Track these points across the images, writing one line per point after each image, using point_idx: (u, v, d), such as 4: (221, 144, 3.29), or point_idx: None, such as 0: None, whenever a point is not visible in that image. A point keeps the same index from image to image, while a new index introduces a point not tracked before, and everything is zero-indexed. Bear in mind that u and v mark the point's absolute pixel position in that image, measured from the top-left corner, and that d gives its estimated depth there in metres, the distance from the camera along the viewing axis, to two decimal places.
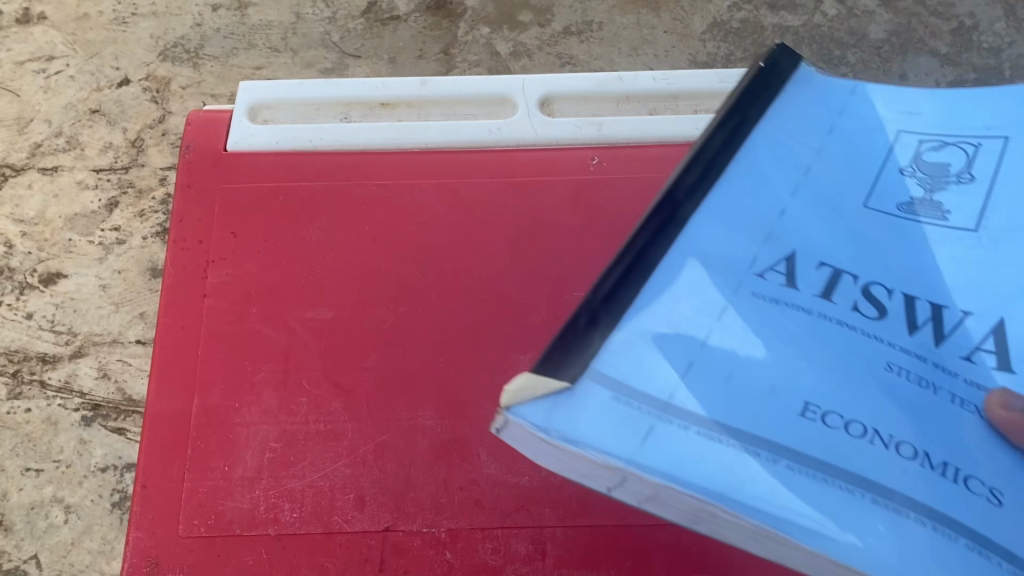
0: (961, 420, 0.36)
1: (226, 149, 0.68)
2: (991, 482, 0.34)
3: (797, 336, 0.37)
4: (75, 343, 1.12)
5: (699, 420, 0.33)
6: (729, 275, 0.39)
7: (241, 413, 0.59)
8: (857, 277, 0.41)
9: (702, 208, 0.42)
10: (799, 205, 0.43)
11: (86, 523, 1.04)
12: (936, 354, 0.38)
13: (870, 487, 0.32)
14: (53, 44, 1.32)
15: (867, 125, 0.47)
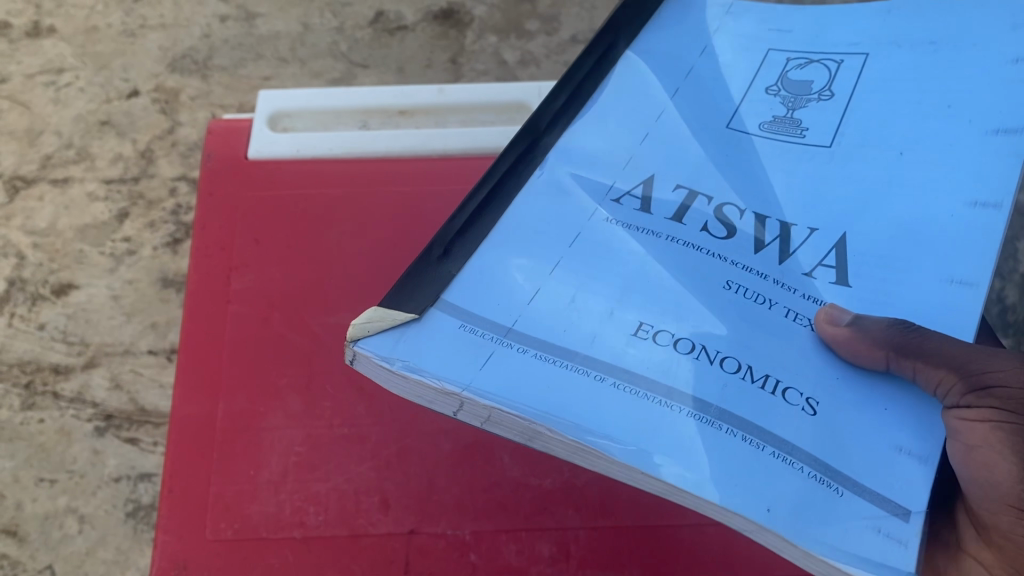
0: (783, 342, 0.42)
1: (248, 156, 0.68)
2: (806, 392, 0.41)
3: (635, 266, 0.45)
4: (87, 353, 1.06)
5: (533, 343, 0.41)
6: (583, 216, 0.47)
7: (265, 417, 0.59)
8: (715, 206, 0.48)
9: (566, 160, 0.50)
10: (665, 152, 0.51)
11: (100, 533, 0.94)
12: (771, 282, 0.45)
13: (665, 391, 0.39)
14: (63, 57, 1.33)
15: (784, 113, 0.52)
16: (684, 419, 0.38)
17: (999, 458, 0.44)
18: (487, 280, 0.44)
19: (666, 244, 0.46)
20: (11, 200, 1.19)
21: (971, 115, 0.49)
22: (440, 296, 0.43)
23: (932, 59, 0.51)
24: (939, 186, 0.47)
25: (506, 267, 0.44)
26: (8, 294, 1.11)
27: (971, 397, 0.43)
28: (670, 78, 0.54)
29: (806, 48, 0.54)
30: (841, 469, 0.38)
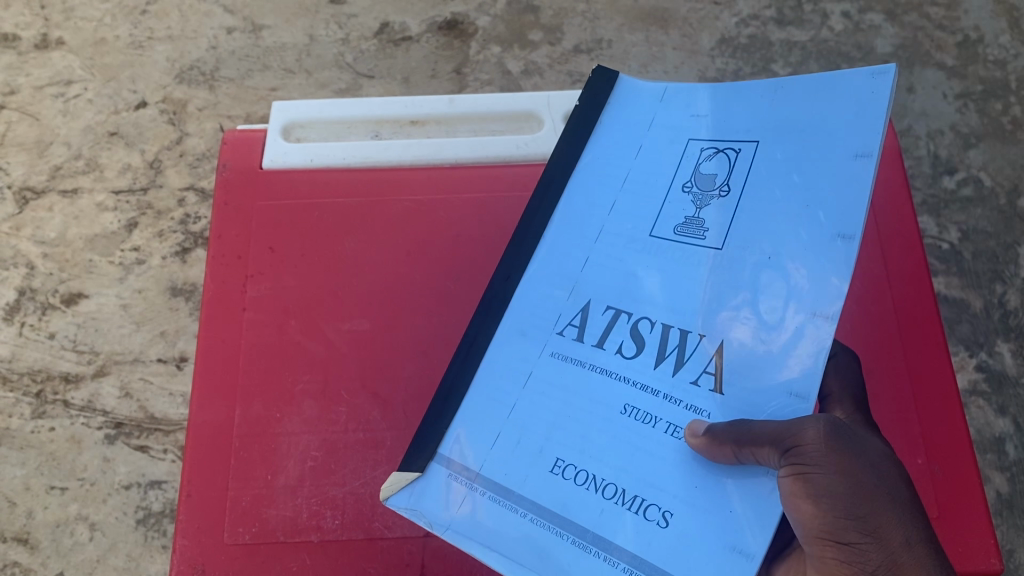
0: (659, 460, 0.43)
1: (263, 166, 0.70)
2: (670, 505, 0.42)
3: (562, 401, 0.47)
4: (97, 362, 1.13)
5: (490, 484, 0.46)
6: (535, 353, 0.50)
7: (282, 423, 0.60)
8: (631, 324, 0.49)
9: (530, 290, 0.53)
10: (599, 274, 0.52)
11: (112, 540, 1.05)
12: (661, 398, 0.45)
13: (567, 526, 0.43)
14: (71, 69, 1.34)
15: (692, 212, 0.51)
16: (567, 547, 0.43)
17: (801, 498, 0.41)
18: (470, 420, 0.49)
19: (590, 373, 0.48)
20: (21, 210, 1.23)
21: (825, 217, 0.45)
22: (439, 445, 0.48)
23: (803, 150, 0.48)
24: (789, 304, 0.44)
25: (482, 414, 0.49)
26: (20, 303, 1.17)
27: (785, 472, 0.41)
28: (605, 192, 0.54)
29: (714, 141, 0.52)
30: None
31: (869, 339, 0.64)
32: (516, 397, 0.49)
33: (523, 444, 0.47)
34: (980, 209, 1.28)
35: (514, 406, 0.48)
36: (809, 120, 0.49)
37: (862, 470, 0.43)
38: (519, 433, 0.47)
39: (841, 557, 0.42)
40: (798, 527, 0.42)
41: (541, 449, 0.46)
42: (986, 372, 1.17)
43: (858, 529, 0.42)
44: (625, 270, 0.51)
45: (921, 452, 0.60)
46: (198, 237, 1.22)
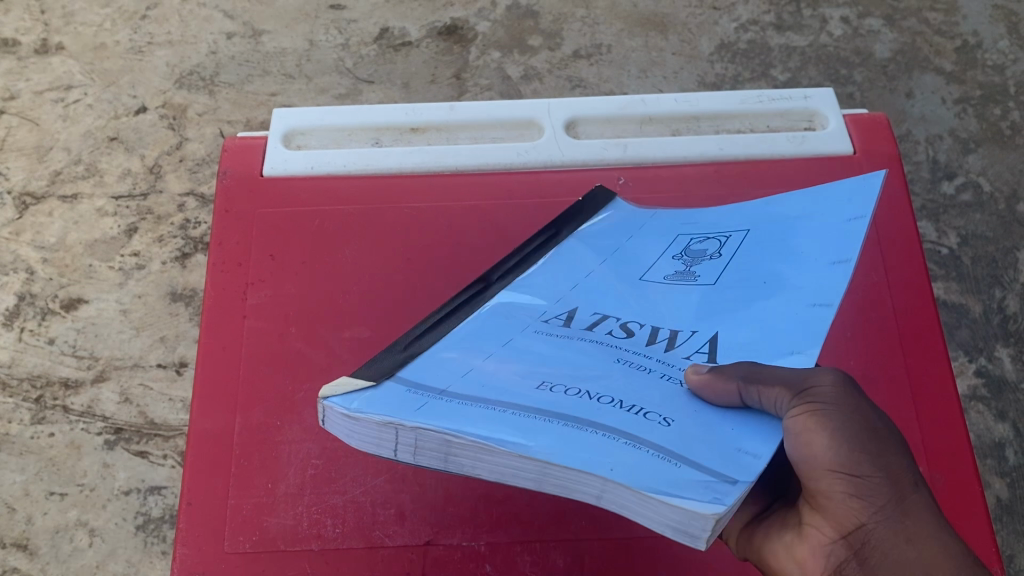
0: (651, 387, 0.43)
1: (263, 174, 0.70)
2: (668, 415, 0.40)
3: (549, 353, 0.47)
4: (97, 367, 1.13)
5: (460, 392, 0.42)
6: (516, 329, 0.50)
7: (283, 431, 0.60)
8: (618, 323, 0.51)
9: (514, 292, 0.55)
10: (587, 296, 0.54)
11: (111, 546, 1.05)
12: (653, 359, 0.46)
13: (561, 415, 0.39)
14: (71, 74, 1.34)
15: (683, 267, 0.55)
16: (557, 427, 0.38)
17: (816, 429, 0.40)
18: (439, 364, 0.46)
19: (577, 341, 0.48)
20: (21, 215, 1.23)
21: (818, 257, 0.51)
22: (398, 371, 0.45)
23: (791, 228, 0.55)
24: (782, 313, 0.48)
25: (454, 359, 0.46)
26: (19, 309, 1.17)
27: (797, 408, 0.40)
28: (600, 253, 0.58)
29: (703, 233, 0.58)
30: (694, 459, 0.36)
31: (870, 347, 0.64)
32: (494, 350, 0.47)
33: (503, 374, 0.44)
34: (978, 214, 1.28)
35: (494, 354, 0.47)
36: (804, 202, 0.56)
37: (872, 411, 0.41)
38: (498, 368, 0.45)
39: (850, 491, 0.40)
40: (805, 463, 0.40)
41: (524, 375, 0.44)
42: (985, 377, 1.17)
43: (870, 462, 0.40)
44: (616, 293, 0.54)
45: (923, 460, 0.60)
46: (198, 242, 1.22)
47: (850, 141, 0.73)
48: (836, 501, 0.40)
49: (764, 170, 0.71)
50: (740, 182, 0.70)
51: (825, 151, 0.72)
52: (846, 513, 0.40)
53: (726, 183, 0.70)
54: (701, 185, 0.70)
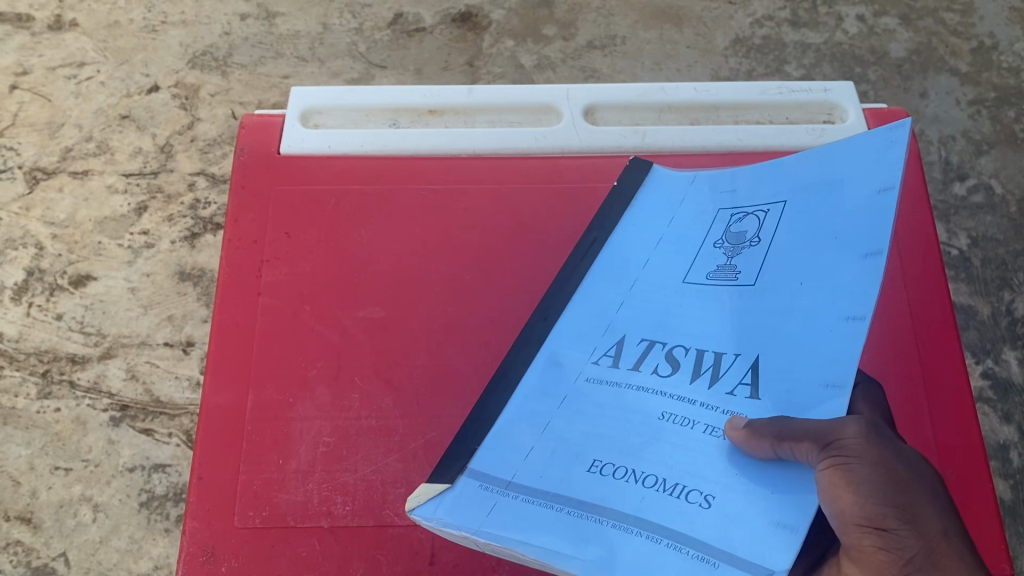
0: (698, 454, 0.46)
1: (280, 152, 0.70)
2: (709, 489, 0.44)
3: (602, 408, 0.51)
4: (104, 344, 1.14)
5: (526, 489, 0.47)
6: (569, 380, 0.54)
7: (295, 408, 0.60)
8: (665, 349, 0.53)
9: (572, 350, 0.56)
10: (634, 315, 0.56)
11: (114, 522, 1.05)
12: (697, 405, 0.48)
13: (613, 513, 0.45)
14: (84, 51, 1.34)
15: (726, 259, 0.56)
16: (610, 530, 0.44)
17: (844, 487, 0.40)
18: (503, 441, 0.51)
19: (626, 388, 0.51)
20: (32, 190, 1.23)
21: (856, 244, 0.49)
22: (470, 465, 0.50)
23: (825, 200, 0.54)
24: (820, 309, 0.48)
25: (512, 438, 0.51)
26: (28, 284, 1.17)
27: (825, 464, 0.41)
28: (649, 244, 0.60)
29: (742, 206, 0.58)
30: (731, 553, 0.40)
31: (882, 342, 0.64)
32: (551, 413, 0.52)
33: (560, 450, 0.49)
34: (989, 216, 1.28)
35: (553, 417, 0.52)
36: (825, 175, 0.55)
37: (902, 464, 0.42)
38: (557, 441, 0.50)
39: (880, 544, 0.40)
40: (836, 519, 0.41)
41: (579, 453, 0.49)
42: (992, 380, 1.17)
43: (898, 516, 0.40)
44: (663, 305, 0.56)
45: (933, 454, 0.60)
46: (207, 222, 1.22)
47: None
48: (866, 551, 0.41)
49: None
50: None
51: None
52: (876, 565, 0.40)
53: None
54: None
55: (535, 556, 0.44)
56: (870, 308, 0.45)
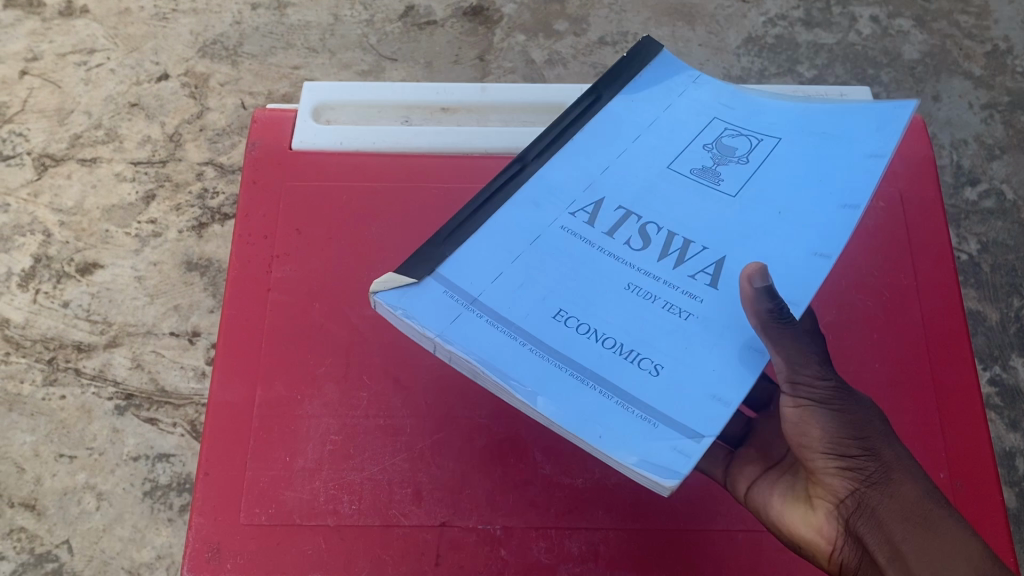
0: (654, 324, 0.51)
1: (292, 147, 0.70)
2: (660, 361, 0.49)
3: (574, 259, 0.54)
4: (110, 332, 1.14)
5: (490, 312, 0.51)
6: (545, 224, 0.56)
7: (303, 405, 0.60)
8: (640, 222, 0.56)
9: (553, 178, 0.59)
10: (615, 181, 0.59)
11: (118, 510, 1.05)
12: (659, 281, 0.53)
13: (571, 364, 0.49)
14: (95, 38, 1.34)
15: (711, 163, 0.59)
16: (567, 378, 0.48)
17: None
18: (474, 255, 0.54)
19: (597, 249, 0.55)
20: (40, 177, 1.23)
21: (837, 194, 0.56)
22: (440, 267, 0.53)
23: (810, 144, 0.59)
24: (791, 237, 0.55)
25: (482, 258, 0.54)
26: (35, 270, 1.17)
27: None
28: (640, 125, 0.62)
29: (738, 125, 0.61)
30: (668, 417, 0.47)
31: (895, 352, 0.63)
32: (521, 251, 0.54)
33: (526, 289, 0.52)
34: (1000, 222, 1.27)
35: (521, 255, 0.54)
36: (821, 139, 0.60)
37: None
38: (526, 279, 0.53)
39: None
40: None
41: (544, 299, 0.52)
42: (999, 387, 1.17)
43: None
44: (644, 180, 0.59)
45: (944, 466, 0.60)
46: (215, 212, 1.21)
47: None
48: None
49: None
50: None
51: None
52: None
53: None
54: None
55: (494, 377, 0.47)
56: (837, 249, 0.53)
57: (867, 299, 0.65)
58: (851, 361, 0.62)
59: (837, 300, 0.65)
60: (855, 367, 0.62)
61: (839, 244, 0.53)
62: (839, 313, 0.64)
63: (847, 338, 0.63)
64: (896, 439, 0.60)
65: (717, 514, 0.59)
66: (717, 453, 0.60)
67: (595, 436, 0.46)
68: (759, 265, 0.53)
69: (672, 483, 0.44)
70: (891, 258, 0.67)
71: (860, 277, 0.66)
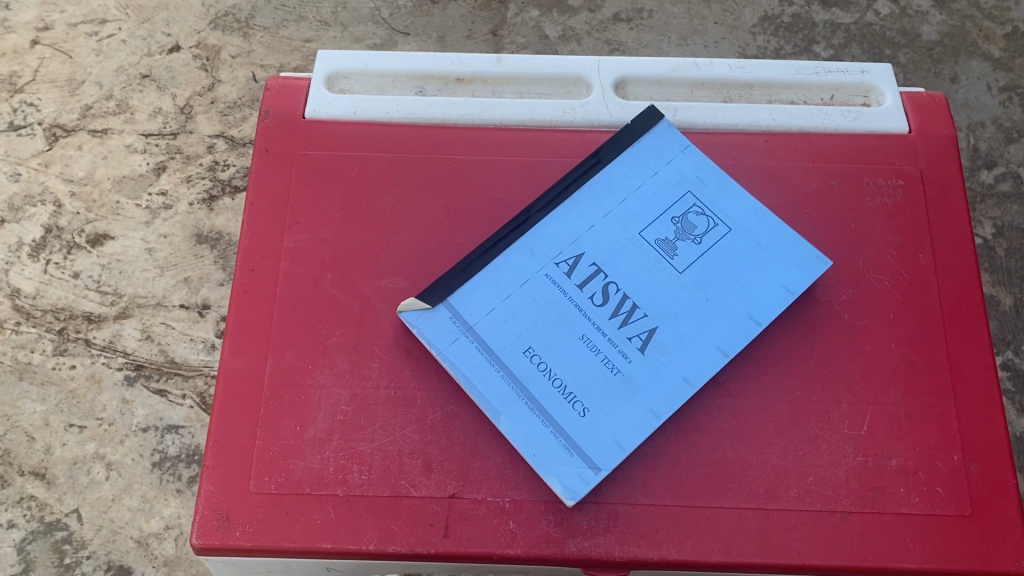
0: (597, 383, 0.59)
1: (305, 116, 0.69)
2: (591, 404, 0.58)
3: (546, 309, 0.61)
4: (120, 303, 1.14)
5: (480, 342, 0.60)
6: (533, 269, 0.62)
7: (314, 375, 0.60)
8: (605, 281, 0.62)
9: (549, 222, 0.64)
10: (601, 236, 0.64)
11: (127, 480, 1.06)
12: (610, 345, 0.60)
13: (525, 392, 0.58)
14: (107, 8, 1.33)
15: (671, 237, 0.64)
16: (520, 404, 0.58)
17: None
18: (471, 295, 0.61)
19: (566, 302, 0.61)
20: (51, 147, 1.23)
21: (785, 274, 0.62)
22: (449, 295, 0.61)
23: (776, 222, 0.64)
24: (731, 313, 0.61)
25: (478, 294, 0.61)
26: (46, 241, 1.17)
27: None
28: (641, 172, 0.66)
29: (706, 204, 0.64)
30: (585, 451, 0.57)
31: (912, 331, 0.62)
32: (513, 290, 0.62)
33: (510, 324, 0.61)
34: (1016, 205, 1.26)
35: (512, 294, 0.61)
36: (769, 234, 0.63)
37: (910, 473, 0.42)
38: (512, 313, 0.61)
39: None
40: None
41: (521, 335, 0.60)
42: (1011, 371, 1.16)
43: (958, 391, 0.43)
44: (616, 245, 0.63)
45: (957, 448, 0.59)
46: (225, 185, 1.21)
47: (906, 120, 0.71)
48: None
49: (815, 143, 0.69)
50: (790, 154, 0.69)
51: (879, 128, 0.71)
52: None
53: (774, 155, 0.69)
54: (749, 155, 0.69)
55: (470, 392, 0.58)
56: (768, 319, 0.60)
57: (884, 278, 0.64)
58: (866, 341, 0.62)
59: (854, 278, 0.64)
60: (869, 346, 0.62)
61: (769, 314, 0.61)
62: (856, 292, 0.63)
63: (863, 317, 0.63)
64: (909, 420, 0.60)
65: (728, 489, 0.58)
66: (730, 429, 0.59)
67: (529, 454, 0.57)
68: (700, 336, 0.60)
69: (571, 499, 0.55)
70: (909, 237, 0.66)
71: (877, 256, 0.65)
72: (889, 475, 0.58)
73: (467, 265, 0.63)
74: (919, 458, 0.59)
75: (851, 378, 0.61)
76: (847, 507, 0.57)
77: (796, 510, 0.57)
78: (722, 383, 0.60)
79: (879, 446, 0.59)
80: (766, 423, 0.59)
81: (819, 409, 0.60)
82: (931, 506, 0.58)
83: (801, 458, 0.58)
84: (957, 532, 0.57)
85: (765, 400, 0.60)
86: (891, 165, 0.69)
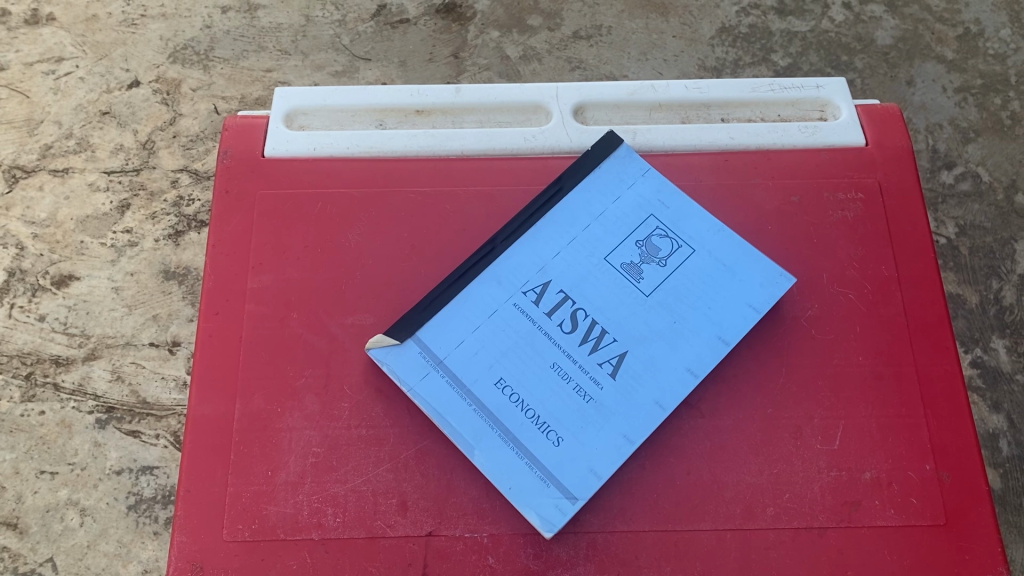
0: (569, 411, 0.59)
1: (264, 154, 0.69)
2: (564, 433, 0.58)
3: (515, 339, 0.61)
4: (88, 345, 1.12)
5: (450, 376, 0.60)
6: (500, 300, 0.62)
7: (284, 418, 0.60)
8: (574, 309, 0.62)
9: (515, 251, 0.64)
10: (567, 263, 0.64)
11: (102, 526, 1.04)
12: (580, 372, 0.60)
13: (499, 424, 0.58)
14: (62, 45, 1.31)
15: (636, 261, 0.64)
16: (494, 436, 0.58)
17: None
18: (439, 329, 0.61)
19: (535, 331, 0.61)
20: (11, 189, 1.21)
21: (750, 292, 0.62)
22: (416, 330, 0.61)
23: (738, 243, 0.64)
24: (699, 334, 0.61)
25: (447, 327, 0.61)
26: (9, 285, 1.15)
27: None
28: (603, 198, 0.66)
29: (669, 226, 0.65)
30: (561, 481, 0.57)
31: (879, 343, 0.63)
32: (481, 322, 0.61)
33: (480, 356, 0.60)
34: (977, 204, 1.27)
35: (480, 326, 0.61)
36: (733, 254, 0.64)
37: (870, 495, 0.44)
38: (482, 344, 0.61)
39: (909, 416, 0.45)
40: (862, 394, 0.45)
41: (491, 366, 0.60)
42: (980, 369, 1.17)
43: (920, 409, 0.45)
44: (583, 271, 0.63)
45: (929, 458, 0.60)
46: (191, 219, 1.19)
47: (863, 133, 0.72)
48: None
49: (774, 160, 0.70)
50: (749, 172, 0.69)
51: (836, 142, 0.71)
52: None
53: (735, 174, 0.69)
54: (710, 175, 0.69)
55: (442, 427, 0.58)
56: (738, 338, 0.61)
57: (849, 292, 0.65)
58: (835, 355, 0.62)
59: (819, 293, 0.65)
60: (838, 359, 0.62)
61: (738, 333, 0.61)
62: (821, 307, 0.64)
63: (830, 331, 0.63)
64: (880, 432, 0.60)
65: (705, 511, 0.58)
66: (704, 451, 0.59)
67: (505, 487, 0.57)
68: (670, 359, 0.60)
69: (549, 532, 0.55)
70: (872, 250, 0.67)
71: (840, 269, 0.66)
72: (863, 488, 0.59)
73: (434, 299, 0.62)
74: (891, 469, 0.59)
75: (820, 393, 0.61)
76: (823, 523, 0.58)
77: (774, 529, 0.57)
78: (694, 404, 0.60)
79: (852, 460, 0.59)
80: (740, 442, 0.59)
81: (790, 425, 0.60)
82: (906, 517, 0.58)
83: (776, 476, 0.59)
84: (932, 542, 0.58)
85: (737, 420, 0.60)
86: (850, 178, 0.69)
